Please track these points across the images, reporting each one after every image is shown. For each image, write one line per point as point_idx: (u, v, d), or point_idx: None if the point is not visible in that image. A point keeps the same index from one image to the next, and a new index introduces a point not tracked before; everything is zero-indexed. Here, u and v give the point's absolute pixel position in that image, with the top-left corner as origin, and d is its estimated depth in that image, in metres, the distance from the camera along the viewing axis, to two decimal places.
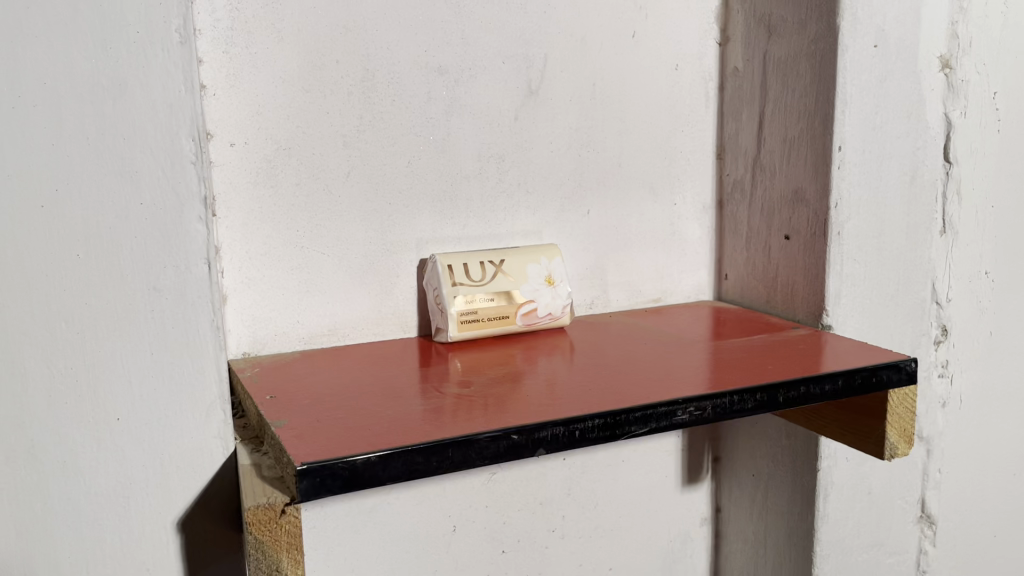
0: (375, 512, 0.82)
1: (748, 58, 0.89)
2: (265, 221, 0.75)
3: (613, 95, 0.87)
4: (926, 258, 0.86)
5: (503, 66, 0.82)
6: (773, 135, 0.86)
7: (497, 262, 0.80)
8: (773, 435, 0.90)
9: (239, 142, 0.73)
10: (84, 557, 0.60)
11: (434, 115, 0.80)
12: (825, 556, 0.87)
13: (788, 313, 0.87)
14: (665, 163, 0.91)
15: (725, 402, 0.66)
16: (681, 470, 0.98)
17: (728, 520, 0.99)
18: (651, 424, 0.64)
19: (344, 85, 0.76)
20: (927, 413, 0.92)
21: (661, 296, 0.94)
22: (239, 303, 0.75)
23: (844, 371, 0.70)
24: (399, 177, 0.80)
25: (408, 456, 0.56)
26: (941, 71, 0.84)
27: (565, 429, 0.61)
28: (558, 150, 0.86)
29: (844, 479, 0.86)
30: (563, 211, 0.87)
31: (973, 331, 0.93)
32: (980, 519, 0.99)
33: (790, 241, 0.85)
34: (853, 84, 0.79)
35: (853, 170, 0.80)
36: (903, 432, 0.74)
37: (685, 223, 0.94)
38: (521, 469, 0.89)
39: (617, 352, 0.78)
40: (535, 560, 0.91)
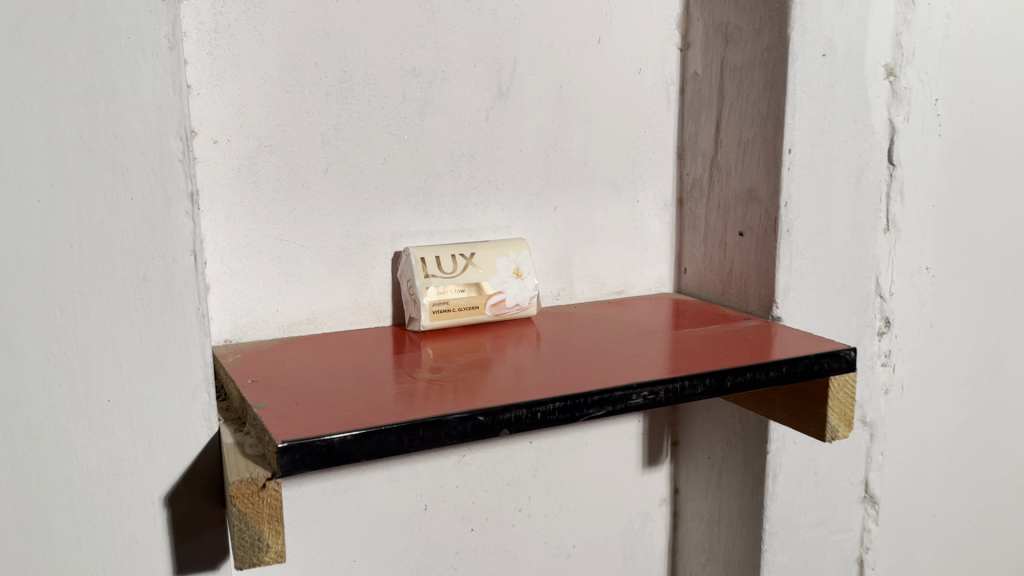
0: (351, 491, 0.87)
1: (707, 64, 0.94)
2: (247, 214, 0.79)
3: (579, 97, 0.92)
4: (870, 254, 0.92)
5: (475, 69, 0.86)
6: (729, 138, 0.91)
7: (467, 255, 0.85)
8: (727, 420, 0.95)
9: (222, 139, 0.77)
10: (76, 530, 0.63)
11: (408, 115, 0.84)
12: (774, 533, 0.92)
13: (741, 305, 0.92)
14: (628, 162, 0.96)
15: (677, 387, 0.71)
16: (641, 453, 1.03)
17: (685, 501, 1.04)
18: (608, 406, 0.69)
19: (323, 86, 0.80)
20: (871, 399, 0.98)
21: (624, 288, 0.99)
22: (221, 292, 0.79)
23: (788, 359, 0.76)
24: (374, 174, 0.84)
25: (381, 435, 0.61)
26: (886, 79, 0.90)
27: (528, 411, 0.66)
28: (526, 149, 0.90)
29: (792, 461, 0.92)
30: (531, 207, 0.92)
31: (915, 323, 0.99)
32: (920, 500, 1.06)
33: (744, 238, 0.91)
34: (803, 91, 0.84)
35: (802, 172, 0.86)
36: (844, 417, 0.80)
37: (646, 219, 0.99)
38: (490, 451, 0.94)
39: (580, 341, 0.83)
40: (502, 537, 0.96)
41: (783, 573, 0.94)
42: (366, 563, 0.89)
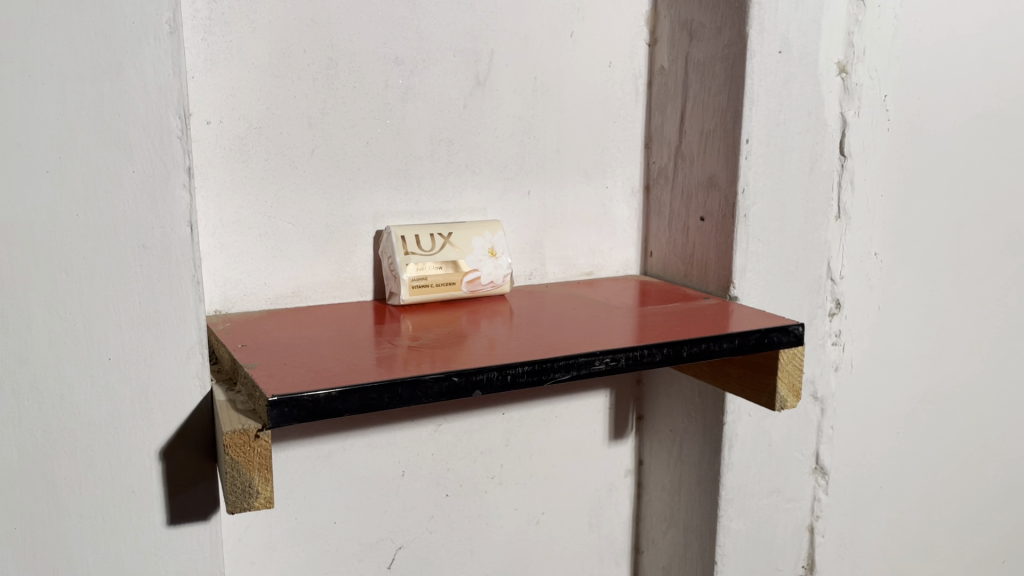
0: (333, 456, 0.92)
1: (673, 58, 1.00)
2: (237, 192, 0.84)
3: (552, 87, 0.97)
4: (822, 239, 0.99)
5: (454, 59, 0.92)
6: (693, 128, 0.97)
7: (445, 235, 0.90)
8: (687, 394, 1.02)
9: (215, 120, 0.81)
10: (77, 480, 0.68)
11: (391, 101, 0.89)
12: (730, 499, 0.99)
13: (702, 286, 0.98)
14: (598, 150, 1.02)
15: (637, 354, 0.77)
16: (608, 426, 1.09)
17: (649, 472, 1.10)
18: (573, 371, 0.74)
19: (310, 72, 0.85)
20: (822, 376, 1.05)
21: (593, 270, 1.05)
22: (212, 265, 0.83)
23: (740, 332, 0.82)
24: (358, 156, 0.89)
25: (363, 392, 0.66)
26: (838, 75, 0.96)
27: (498, 373, 0.71)
28: (502, 136, 0.96)
29: (747, 432, 0.98)
30: (506, 191, 0.98)
31: (864, 305, 1.06)
32: (867, 472, 1.13)
33: (705, 222, 0.97)
34: (760, 85, 0.90)
35: (759, 161, 0.92)
36: (792, 388, 0.87)
37: (615, 205, 1.05)
38: (464, 421, 0.99)
39: (550, 316, 0.88)
40: (475, 503, 1.02)
41: (738, 537, 1.01)
42: (346, 524, 0.94)
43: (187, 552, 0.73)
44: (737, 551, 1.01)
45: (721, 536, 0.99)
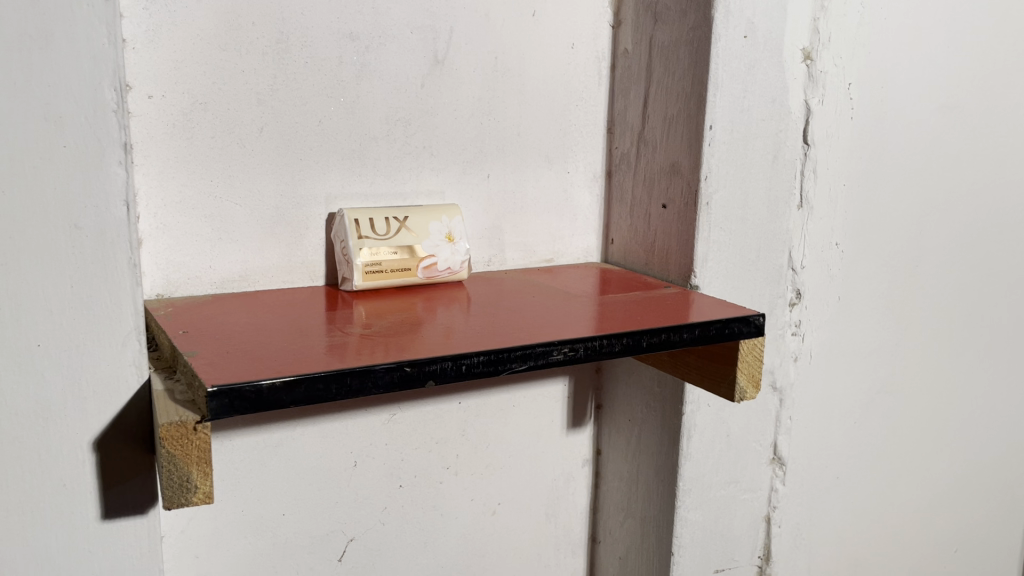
0: (282, 446, 0.89)
1: (636, 41, 0.97)
2: (181, 170, 0.80)
3: (513, 69, 0.95)
4: (784, 229, 0.98)
5: (412, 36, 0.88)
6: (656, 114, 0.95)
7: (401, 218, 0.87)
8: (647, 383, 1.00)
9: (157, 94, 0.77)
10: (4, 473, 0.64)
11: (345, 79, 0.86)
12: (688, 490, 0.98)
13: (663, 274, 0.97)
14: (560, 134, 1.00)
15: (596, 344, 0.75)
16: (566, 415, 1.07)
17: (607, 461, 1.09)
18: (530, 361, 0.72)
19: (259, 46, 0.81)
20: (781, 366, 1.04)
21: (553, 257, 1.03)
22: (154, 247, 0.80)
23: (701, 322, 0.80)
24: (310, 135, 0.85)
25: (310, 383, 0.63)
26: (803, 62, 0.95)
27: (452, 363, 0.69)
28: (461, 117, 0.93)
29: (706, 422, 0.97)
30: (465, 174, 0.95)
31: (824, 295, 1.06)
32: (824, 462, 1.13)
33: (667, 210, 0.95)
34: (724, 70, 0.88)
35: (722, 148, 0.90)
36: (752, 378, 0.86)
37: (576, 190, 1.03)
38: (419, 411, 0.96)
39: (508, 303, 0.86)
40: (430, 494, 1.00)
41: (695, 528, 1.00)
42: (295, 517, 0.91)
43: (124, 547, 0.70)
44: (694, 542, 1.00)
45: (679, 527, 0.98)
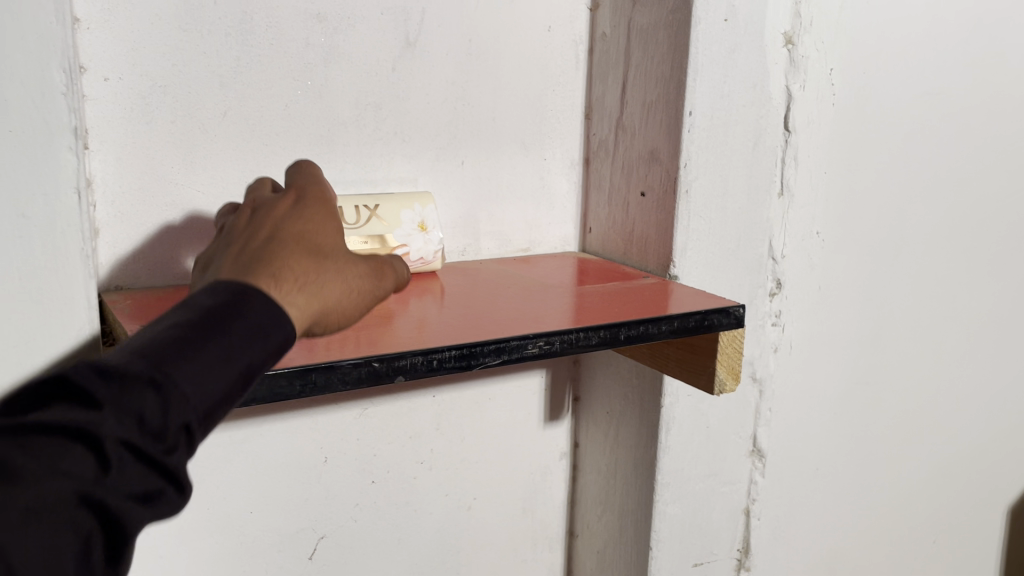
0: (248, 442, 0.86)
1: (615, 24, 0.94)
2: (139, 155, 0.76)
3: (487, 52, 0.92)
4: (764, 217, 0.96)
5: (382, 18, 0.85)
6: (634, 99, 0.93)
7: (372, 207, 0.84)
8: (625, 375, 0.98)
9: (114, 77, 0.74)
10: None
11: (312, 61, 0.82)
12: (666, 484, 0.96)
13: (641, 264, 0.95)
14: (537, 120, 0.97)
15: (572, 337, 0.72)
16: (543, 408, 1.05)
17: (585, 454, 1.07)
18: (503, 355, 0.70)
19: (221, 26, 0.77)
20: (761, 357, 1.03)
21: (530, 247, 1.00)
22: (112, 237, 0.77)
23: (680, 314, 0.78)
24: (275, 120, 0.82)
25: (273, 379, 0.60)
26: (784, 47, 0.92)
27: (423, 359, 0.66)
28: (434, 102, 0.90)
29: (684, 415, 0.95)
30: (438, 161, 0.92)
31: (805, 285, 1.04)
32: (803, 454, 1.12)
33: (645, 198, 0.93)
34: (704, 54, 0.86)
35: (702, 135, 0.88)
36: (732, 370, 0.84)
37: (553, 177, 1.00)
38: (391, 405, 0.94)
39: (482, 295, 0.83)
40: (403, 490, 0.97)
41: (674, 522, 0.98)
42: (263, 515, 0.89)
43: None
44: (672, 536, 0.99)
45: (657, 522, 0.97)
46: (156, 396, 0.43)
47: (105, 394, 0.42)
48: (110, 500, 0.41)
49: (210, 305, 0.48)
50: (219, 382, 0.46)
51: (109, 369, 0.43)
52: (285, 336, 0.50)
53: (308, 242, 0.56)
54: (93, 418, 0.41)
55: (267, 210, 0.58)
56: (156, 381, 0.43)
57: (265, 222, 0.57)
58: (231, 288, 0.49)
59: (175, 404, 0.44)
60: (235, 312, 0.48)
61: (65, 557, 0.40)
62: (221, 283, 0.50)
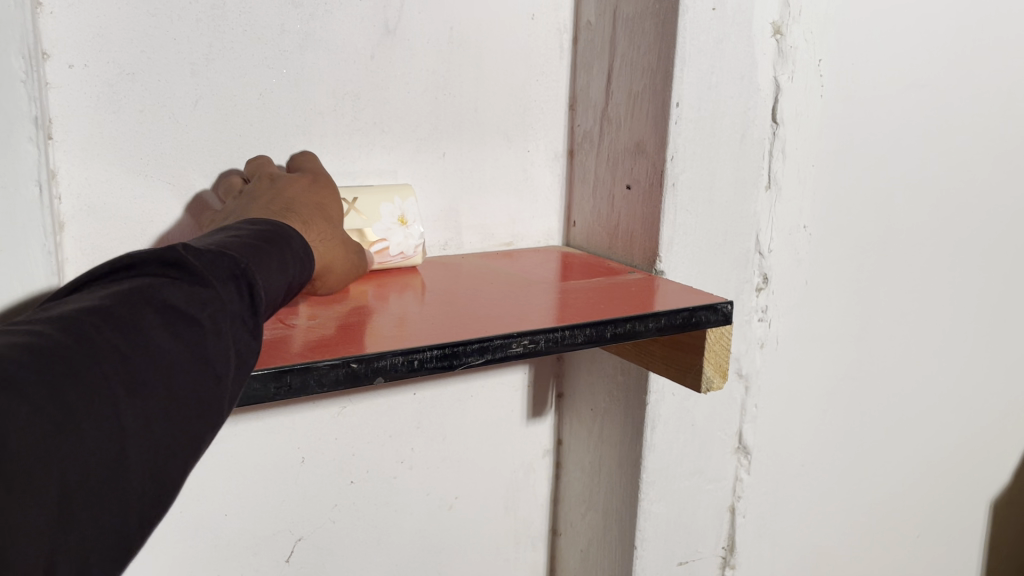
0: (223, 442, 0.84)
1: (599, 13, 0.92)
2: (106, 147, 0.73)
3: (469, 40, 0.89)
4: (751, 211, 0.94)
5: (360, 4, 0.82)
6: (620, 90, 0.91)
7: (349, 200, 0.82)
8: (610, 372, 0.97)
9: (79, 64, 0.71)
10: None
11: (288, 48, 0.79)
12: (651, 482, 0.94)
13: (627, 258, 0.93)
14: (520, 111, 0.94)
15: (557, 336, 0.70)
16: (526, 404, 1.03)
17: (568, 452, 1.05)
18: (486, 354, 0.67)
19: (192, 11, 0.74)
20: (747, 353, 1.01)
21: (513, 241, 0.98)
22: (77, 231, 0.73)
23: (667, 311, 0.76)
24: (249, 109, 0.79)
25: (247, 382, 0.58)
26: (772, 37, 0.91)
27: (404, 359, 0.64)
28: (414, 92, 0.87)
29: (670, 412, 0.93)
30: (418, 152, 0.89)
31: (791, 280, 1.03)
32: (788, 450, 1.11)
33: (631, 191, 0.91)
34: (691, 44, 0.83)
35: (689, 126, 0.86)
36: (719, 367, 0.82)
37: (537, 169, 0.98)
38: (371, 403, 0.91)
39: (465, 290, 0.81)
40: (383, 490, 0.95)
41: (658, 521, 0.97)
42: (238, 517, 0.86)
43: None
44: (657, 536, 0.97)
45: (641, 521, 0.95)
46: (244, 285, 0.52)
47: (211, 277, 0.50)
48: (212, 368, 0.48)
49: (257, 231, 0.59)
50: (277, 288, 0.56)
51: (208, 259, 0.51)
52: (309, 271, 0.62)
53: (320, 210, 0.71)
54: (208, 291, 0.49)
55: (289, 180, 0.72)
56: (245, 272, 0.52)
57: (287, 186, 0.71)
58: (272, 225, 0.61)
59: (258, 294, 0.53)
60: (280, 241, 0.59)
61: (184, 412, 0.46)
62: (260, 221, 0.61)
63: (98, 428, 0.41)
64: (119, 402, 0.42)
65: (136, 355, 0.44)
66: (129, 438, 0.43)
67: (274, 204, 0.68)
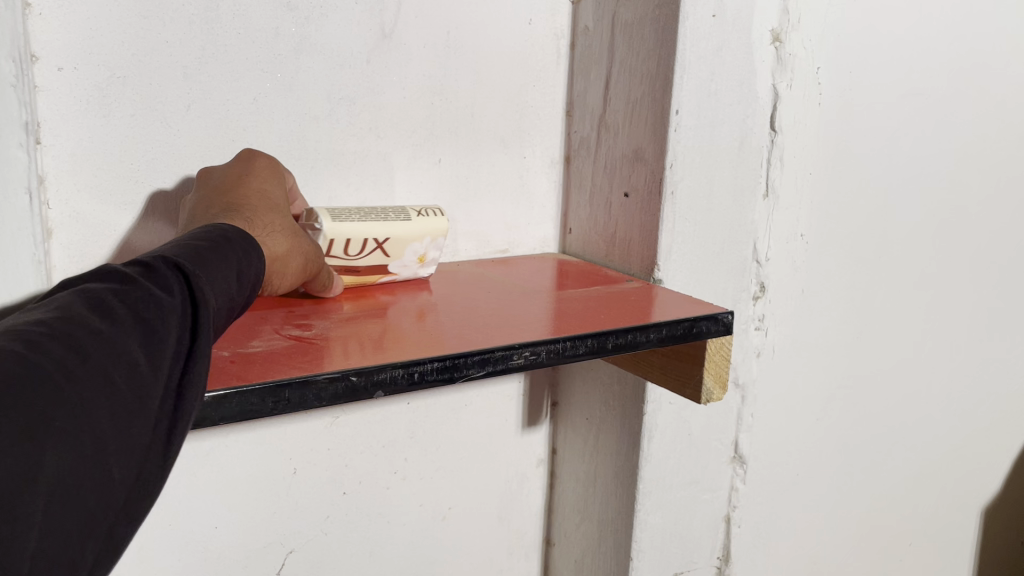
0: (213, 453, 0.82)
1: (598, 18, 0.91)
2: (96, 152, 0.71)
3: (466, 44, 0.88)
4: (749, 219, 0.93)
5: (356, 7, 0.80)
6: (619, 96, 0.90)
7: (381, 241, 0.77)
8: (606, 381, 0.95)
9: (69, 66, 0.69)
10: None
11: (282, 52, 0.78)
12: (647, 493, 0.94)
13: (624, 267, 0.92)
14: (516, 116, 0.93)
15: (558, 347, 0.69)
16: (521, 413, 1.02)
17: (563, 462, 1.04)
18: (487, 367, 0.66)
19: (185, 13, 0.72)
20: (743, 362, 1.01)
21: (508, 248, 0.97)
22: (66, 239, 0.72)
23: (668, 322, 0.75)
24: (244, 114, 0.77)
25: (243, 396, 0.56)
26: (771, 44, 0.90)
27: (403, 372, 0.62)
28: (410, 97, 0.86)
29: (667, 421, 0.93)
30: (414, 158, 0.88)
31: (787, 288, 1.02)
32: (783, 458, 1.10)
33: (629, 199, 0.90)
34: (692, 50, 0.83)
35: (687, 134, 0.85)
36: (719, 378, 0.81)
37: (533, 176, 0.97)
38: (364, 413, 0.90)
39: (461, 299, 0.80)
40: (377, 501, 0.93)
41: (654, 531, 0.96)
42: (228, 530, 0.85)
43: None
44: (653, 547, 0.96)
45: (637, 531, 0.94)
46: (184, 277, 0.49)
47: (145, 279, 0.47)
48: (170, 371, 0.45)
49: (198, 236, 0.56)
50: (225, 285, 0.53)
51: (140, 264, 0.48)
52: (259, 262, 0.59)
53: (266, 199, 0.68)
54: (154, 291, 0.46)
55: (227, 176, 0.69)
56: (184, 267, 0.49)
57: (226, 183, 0.68)
58: (214, 229, 0.58)
59: (200, 284, 0.49)
60: (220, 237, 0.56)
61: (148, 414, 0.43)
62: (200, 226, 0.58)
63: (66, 435, 0.37)
64: (83, 404, 0.39)
65: (94, 357, 0.41)
66: (100, 443, 0.39)
67: (219, 205, 0.65)
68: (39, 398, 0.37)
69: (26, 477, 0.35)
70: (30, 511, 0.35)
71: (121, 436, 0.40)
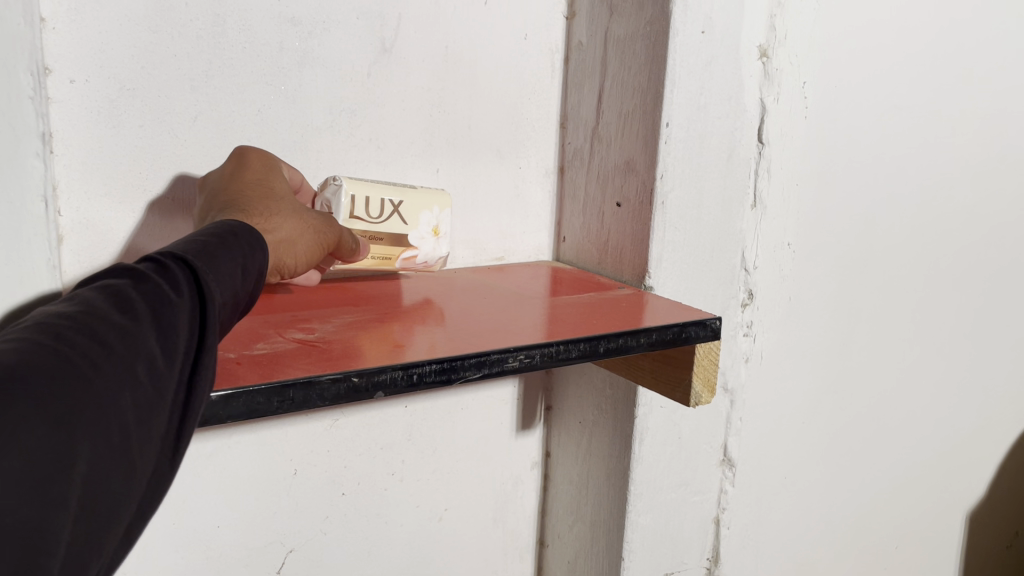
0: (216, 454, 0.84)
1: (591, 34, 0.94)
2: (106, 161, 0.74)
3: (464, 58, 0.90)
4: (737, 229, 0.96)
5: (357, 22, 0.83)
6: (611, 110, 0.93)
7: (396, 202, 0.82)
8: (599, 385, 0.98)
9: (80, 79, 0.71)
10: None
11: (285, 65, 0.81)
12: (638, 494, 0.96)
13: (616, 274, 0.95)
14: (512, 128, 0.96)
15: (552, 351, 0.72)
16: (515, 417, 1.04)
17: (556, 465, 1.07)
18: (484, 369, 0.69)
19: (193, 28, 0.75)
20: (732, 367, 1.04)
21: (504, 255, 1.00)
22: (77, 244, 0.74)
23: (658, 327, 0.78)
24: (248, 125, 0.80)
25: (249, 396, 0.58)
26: (759, 59, 0.93)
27: (403, 373, 0.65)
28: (409, 109, 0.89)
29: (657, 424, 0.95)
30: (413, 168, 0.91)
31: (775, 295, 1.05)
32: (771, 461, 1.13)
33: (621, 209, 0.93)
34: (682, 66, 0.86)
35: (677, 146, 0.88)
36: (707, 382, 0.84)
37: (528, 186, 1.00)
38: (363, 416, 0.92)
39: (458, 304, 0.82)
40: (374, 502, 0.96)
41: (645, 532, 0.98)
42: (230, 530, 0.87)
43: None
44: (644, 547, 0.99)
45: (629, 532, 0.97)
46: (194, 273, 0.50)
47: (159, 277, 0.49)
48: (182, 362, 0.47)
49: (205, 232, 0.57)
50: (231, 276, 0.54)
51: (152, 262, 0.50)
52: (262, 256, 0.59)
53: (262, 186, 0.69)
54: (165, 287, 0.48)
55: (221, 178, 0.70)
56: (193, 264, 0.51)
57: (220, 186, 0.69)
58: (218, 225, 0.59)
59: (210, 282, 0.51)
60: (227, 233, 0.57)
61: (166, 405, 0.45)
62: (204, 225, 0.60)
63: (98, 425, 0.40)
64: (112, 395, 0.41)
65: (118, 351, 0.43)
66: (127, 433, 0.41)
67: (218, 204, 0.66)
68: (72, 390, 0.39)
69: (64, 464, 0.38)
70: (68, 496, 0.38)
71: (145, 429, 0.43)
